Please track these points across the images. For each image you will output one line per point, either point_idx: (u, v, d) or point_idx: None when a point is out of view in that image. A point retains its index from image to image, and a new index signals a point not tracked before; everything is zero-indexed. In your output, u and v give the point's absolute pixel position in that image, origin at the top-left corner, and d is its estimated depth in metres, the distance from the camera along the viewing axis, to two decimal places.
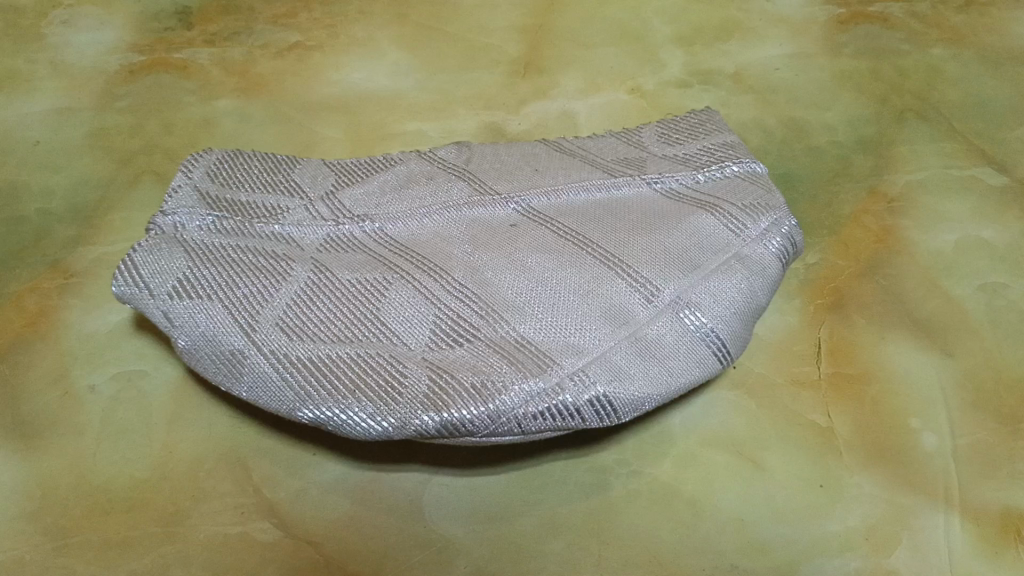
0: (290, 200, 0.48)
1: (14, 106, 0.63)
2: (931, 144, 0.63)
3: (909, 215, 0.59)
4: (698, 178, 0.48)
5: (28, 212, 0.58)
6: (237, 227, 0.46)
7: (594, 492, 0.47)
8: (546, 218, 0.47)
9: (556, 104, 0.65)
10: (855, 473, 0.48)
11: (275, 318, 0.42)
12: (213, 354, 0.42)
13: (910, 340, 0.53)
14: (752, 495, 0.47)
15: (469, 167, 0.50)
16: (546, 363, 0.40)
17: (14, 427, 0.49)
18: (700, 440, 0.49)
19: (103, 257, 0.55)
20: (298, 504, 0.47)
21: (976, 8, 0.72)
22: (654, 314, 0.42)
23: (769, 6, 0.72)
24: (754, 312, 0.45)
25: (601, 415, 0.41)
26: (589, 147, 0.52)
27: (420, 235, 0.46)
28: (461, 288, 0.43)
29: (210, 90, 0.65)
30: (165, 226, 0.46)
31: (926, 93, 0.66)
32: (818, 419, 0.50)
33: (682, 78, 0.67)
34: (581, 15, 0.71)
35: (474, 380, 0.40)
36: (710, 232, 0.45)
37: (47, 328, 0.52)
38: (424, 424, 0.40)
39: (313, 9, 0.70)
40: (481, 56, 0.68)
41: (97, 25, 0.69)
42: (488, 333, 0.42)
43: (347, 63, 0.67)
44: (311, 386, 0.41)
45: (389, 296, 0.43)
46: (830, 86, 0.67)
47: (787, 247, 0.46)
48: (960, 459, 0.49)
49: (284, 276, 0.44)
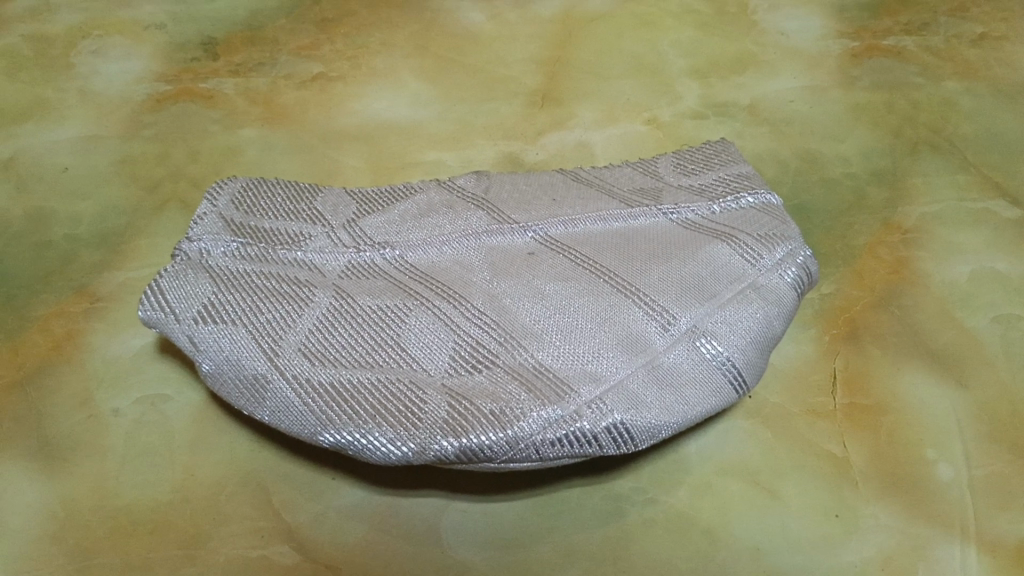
0: (312, 228, 0.49)
1: (44, 134, 0.65)
2: (944, 177, 0.63)
3: (923, 247, 0.59)
4: (713, 209, 0.49)
5: (56, 237, 0.59)
6: (260, 253, 0.47)
7: (610, 520, 0.48)
8: (564, 246, 0.47)
9: (573, 135, 0.66)
10: (871, 503, 0.48)
11: (298, 343, 0.43)
12: (237, 379, 0.43)
13: (924, 371, 0.53)
14: (768, 524, 0.47)
15: (488, 197, 0.51)
16: (564, 390, 0.41)
17: (39, 449, 0.49)
18: (715, 469, 0.49)
19: (128, 282, 0.56)
20: (317, 528, 0.47)
21: (989, 42, 0.73)
22: (671, 343, 0.43)
23: (783, 40, 0.73)
24: (770, 341, 0.45)
25: (619, 442, 0.41)
26: (606, 177, 0.53)
27: (439, 263, 0.47)
28: (480, 315, 0.44)
29: (235, 119, 0.66)
30: (191, 252, 0.47)
31: (940, 125, 0.67)
32: (834, 448, 0.50)
33: (698, 110, 0.68)
34: (598, 47, 0.72)
35: (493, 407, 0.40)
36: (725, 262, 0.46)
37: (72, 351, 0.53)
38: (444, 449, 0.40)
39: (335, 41, 0.72)
40: (499, 87, 0.69)
41: (125, 55, 0.70)
42: (507, 361, 0.42)
43: (368, 94, 0.68)
44: (332, 411, 0.41)
45: (409, 323, 0.44)
46: (844, 118, 0.67)
47: (802, 277, 0.46)
48: (976, 491, 0.49)
49: (307, 302, 0.44)
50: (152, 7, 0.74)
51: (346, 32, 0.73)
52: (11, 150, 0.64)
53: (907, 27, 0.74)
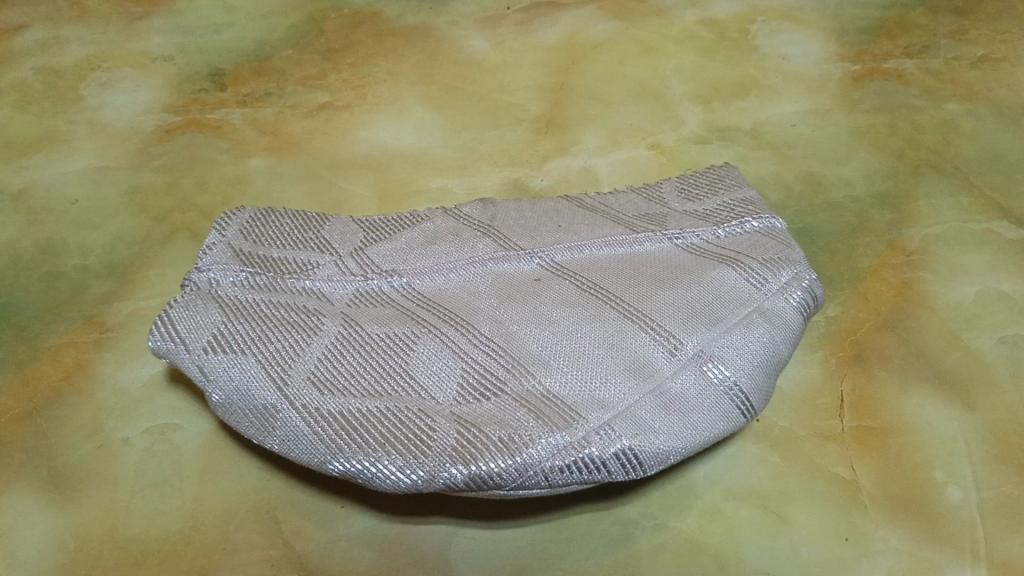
0: (320, 256, 0.50)
1: (54, 166, 0.66)
2: (947, 198, 0.64)
3: (928, 269, 0.59)
4: (718, 234, 0.49)
5: (66, 268, 0.59)
6: (269, 283, 0.48)
7: (619, 546, 0.48)
8: (570, 272, 0.48)
9: (577, 161, 0.66)
10: (880, 526, 0.48)
11: (307, 372, 0.43)
12: (247, 409, 0.43)
13: (931, 393, 0.53)
14: (778, 549, 0.47)
15: (494, 223, 0.51)
16: (572, 417, 0.41)
17: (49, 479, 0.50)
18: (724, 493, 0.49)
19: (137, 311, 0.57)
20: (327, 557, 0.47)
21: (989, 64, 0.73)
22: (678, 368, 0.43)
23: (785, 64, 0.74)
24: (777, 364, 0.45)
25: (628, 468, 0.41)
26: (611, 202, 0.53)
27: (447, 290, 0.47)
28: (487, 342, 0.44)
29: (242, 149, 0.67)
30: (201, 282, 0.48)
31: (942, 147, 0.67)
32: (843, 472, 0.50)
33: (700, 134, 0.69)
34: (601, 74, 0.73)
35: (501, 434, 0.41)
36: (731, 286, 0.46)
37: (83, 381, 0.53)
38: (453, 476, 0.40)
39: (341, 71, 0.73)
40: (504, 114, 0.70)
41: (134, 87, 0.71)
42: (514, 387, 0.42)
43: (374, 122, 0.69)
44: (342, 440, 0.41)
45: (417, 350, 0.44)
46: (847, 141, 0.68)
47: (808, 300, 0.47)
48: (985, 512, 0.49)
49: (316, 331, 0.45)
50: (161, 40, 0.75)
51: (351, 61, 0.74)
52: (22, 182, 0.64)
53: (907, 50, 0.75)
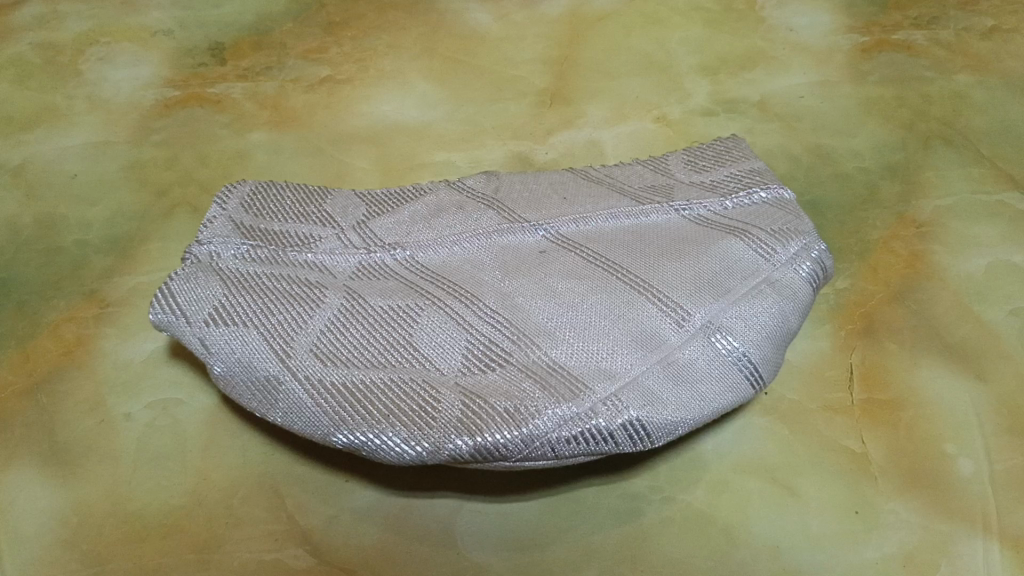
0: (322, 230, 0.49)
1: (53, 141, 0.65)
2: (958, 170, 0.63)
3: (938, 241, 0.59)
4: (726, 205, 0.48)
5: (66, 243, 0.59)
6: (270, 255, 0.47)
7: (626, 519, 0.47)
8: (575, 244, 0.47)
9: (582, 134, 0.65)
10: (891, 499, 0.48)
11: (309, 344, 0.43)
12: (250, 381, 0.43)
13: (942, 365, 0.53)
14: (787, 522, 0.47)
15: (498, 196, 0.50)
16: (578, 387, 0.41)
17: (51, 454, 0.49)
18: (732, 466, 0.49)
19: (138, 286, 0.56)
20: (331, 531, 0.47)
21: (1000, 35, 0.72)
22: (685, 339, 0.42)
23: (792, 36, 0.73)
24: (786, 336, 0.45)
25: (635, 439, 0.41)
26: (616, 174, 0.52)
27: (450, 263, 0.47)
28: (492, 314, 0.43)
29: (243, 123, 0.66)
30: (202, 255, 0.47)
31: (952, 118, 0.66)
32: (852, 444, 0.49)
33: (707, 106, 0.68)
34: (606, 46, 0.72)
35: (507, 406, 0.40)
36: (739, 257, 0.45)
37: (84, 356, 0.53)
38: (458, 448, 0.40)
39: (342, 44, 0.72)
40: (508, 87, 0.69)
41: (134, 61, 0.70)
42: (520, 358, 0.42)
43: (376, 96, 0.68)
44: (345, 411, 0.41)
45: (421, 322, 0.43)
46: (856, 113, 0.67)
47: (818, 271, 0.46)
48: (997, 485, 0.48)
49: (318, 303, 0.44)
50: (160, 14, 0.74)
51: (353, 35, 0.73)
52: (21, 157, 0.64)
53: (916, 21, 0.73)
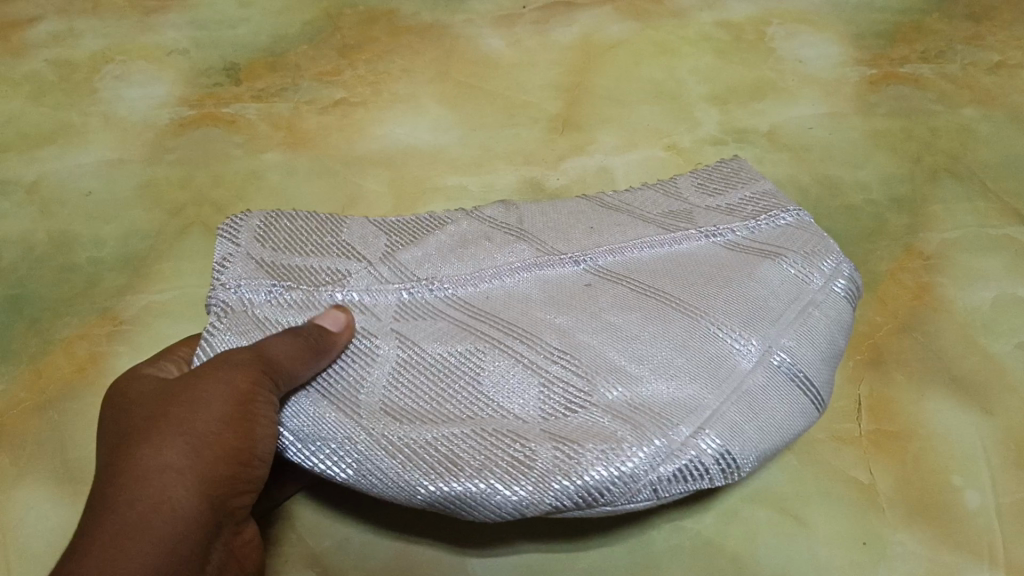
0: (348, 264, 0.47)
1: (67, 158, 0.65)
2: (965, 204, 0.64)
3: (945, 273, 0.59)
4: (754, 227, 0.48)
5: (80, 260, 0.59)
6: (305, 298, 0.45)
7: (635, 547, 0.47)
8: (619, 275, 0.46)
9: (593, 160, 0.66)
10: (899, 531, 0.48)
11: (375, 401, 0.40)
12: (318, 447, 0.40)
13: (949, 397, 0.53)
14: (795, 550, 0.47)
15: (524, 226, 0.49)
16: (666, 422, 0.38)
17: (62, 471, 0.49)
18: (741, 494, 0.49)
19: (151, 304, 0.57)
20: (342, 554, 0.47)
21: (1006, 70, 0.73)
22: (755, 364, 0.41)
23: (802, 68, 0.73)
24: (836, 355, 0.44)
25: (728, 468, 0.39)
26: (630, 200, 0.52)
27: (494, 300, 0.45)
28: (558, 353, 0.41)
29: (257, 144, 0.66)
30: (231, 300, 0.44)
31: (959, 152, 0.67)
32: (861, 475, 0.50)
33: (717, 136, 0.69)
34: (618, 74, 0.73)
35: (602, 446, 0.38)
36: (783, 279, 0.45)
37: (96, 373, 0.53)
38: (561, 493, 0.37)
39: (356, 67, 0.72)
40: (519, 113, 0.69)
41: (149, 80, 0.71)
42: (599, 398, 0.39)
43: (389, 119, 0.69)
44: (429, 465, 0.38)
45: (486, 366, 0.41)
46: (864, 145, 0.68)
47: (850, 289, 0.46)
48: (1004, 518, 0.49)
49: (372, 357, 0.42)
50: (174, 33, 0.75)
51: (367, 58, 0.73)
52: (35, 174, 0.64)
53: (923, 55, 0.74)
